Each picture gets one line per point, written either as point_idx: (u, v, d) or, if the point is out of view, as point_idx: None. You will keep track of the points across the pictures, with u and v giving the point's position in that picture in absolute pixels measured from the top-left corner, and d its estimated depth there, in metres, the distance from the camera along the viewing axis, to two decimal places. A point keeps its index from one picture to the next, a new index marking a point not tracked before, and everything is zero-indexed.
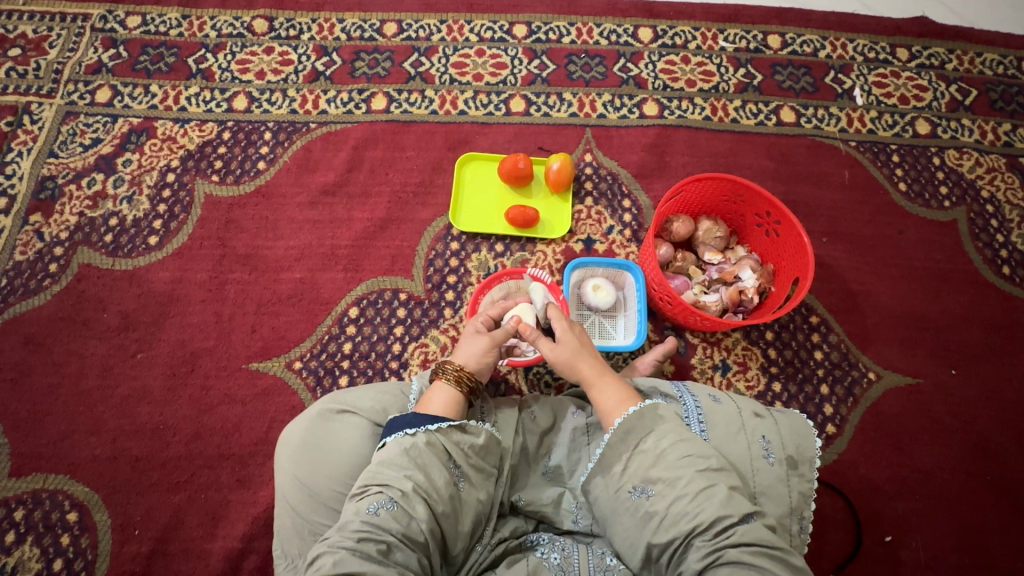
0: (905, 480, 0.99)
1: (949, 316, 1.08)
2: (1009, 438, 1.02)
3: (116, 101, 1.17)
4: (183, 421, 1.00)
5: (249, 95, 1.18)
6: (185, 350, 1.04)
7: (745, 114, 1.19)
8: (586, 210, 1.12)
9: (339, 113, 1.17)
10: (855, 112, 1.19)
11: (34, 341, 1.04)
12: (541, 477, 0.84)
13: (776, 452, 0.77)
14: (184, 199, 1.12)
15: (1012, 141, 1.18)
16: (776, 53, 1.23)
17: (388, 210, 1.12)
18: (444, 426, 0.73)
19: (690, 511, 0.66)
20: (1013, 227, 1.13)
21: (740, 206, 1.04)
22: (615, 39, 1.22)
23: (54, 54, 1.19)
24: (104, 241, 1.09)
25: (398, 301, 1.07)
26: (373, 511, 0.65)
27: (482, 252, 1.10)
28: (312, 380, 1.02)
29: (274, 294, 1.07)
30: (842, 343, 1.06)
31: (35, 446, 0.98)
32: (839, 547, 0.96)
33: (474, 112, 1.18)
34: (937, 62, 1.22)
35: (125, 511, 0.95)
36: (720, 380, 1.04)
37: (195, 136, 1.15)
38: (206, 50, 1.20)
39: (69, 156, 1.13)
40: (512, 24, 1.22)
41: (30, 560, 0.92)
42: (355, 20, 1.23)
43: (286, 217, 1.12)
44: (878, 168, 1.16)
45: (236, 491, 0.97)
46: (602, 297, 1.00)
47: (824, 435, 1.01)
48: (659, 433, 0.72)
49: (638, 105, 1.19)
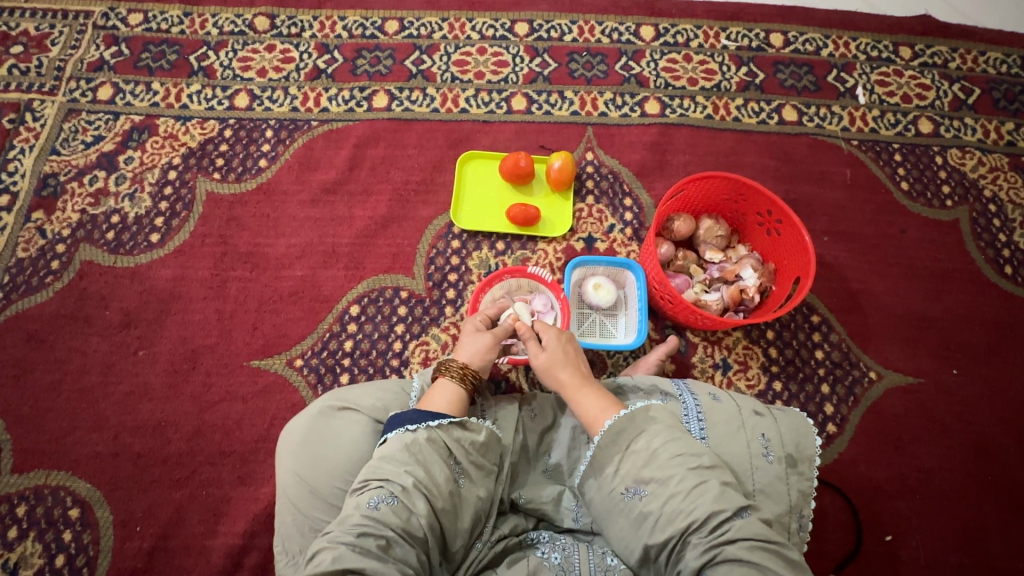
0: (905, 480, 0.99)
1: (950, 316, 1.08)
2: (1009, 437, 1.02)
3: (118, 98, 1.17)
4: (184, 418, 1.01)
5: (251, 93, 1.18)
6: (186, 347, 1.04)
7: (747, 113, 1.19)
8: (587, 208, 1.12)
9: (340, 111, 1.17)
10: (857, 111, 1.19)
11: (36, 338, 1.04)
12: (541, 475, 0.84)
13: (774, 450, 0.77)
14: (185, 197, 1.12)
15: (1015, 140, 1.18)
16: (778, 51, 1.22)
17: (389, 208, 1.12)
18: (445, 422, 0.73)
19: (684, 509, 0.66)
20: (1015, 227, 1.13)
21: (741, 205, 1.04)
22: (616, 38, 1.22)
23: (56, 51, 1.19)
24: (105, 238, 1.09)
25: (398, 299, 1.07)
26: (373, 506, 0.65)
27: (482, 251, 1.10)
28: (313, 377, 1.03)
29: (275, 292, 1.07)
30: (843, 342, 1.06)
31: (36, 443, 0.99)
32: (839, 546, 0.96)
33: (475, 110, 1.18)
34: (940, 60, 1.22)
35: (127, 507, 0.96)
36: (720, 379, 1.04)
37: (196, 134, 1.15)
38: (208, 47, 1.20)
39: (71, 153, 1.14)
40: (513, 22, 1.22)
41: (33, 556, 0.93)
42: (356, 18, 1.22)
43: (287, 215, 1.12)
44: (880, 167, 1.16)
45: (237, 488, 0.97)
46: (602, 296, 1.00)
47: (824, 434, 1.01)
48: (651, 433, 0.72)
49: (639, 104, 1.19)
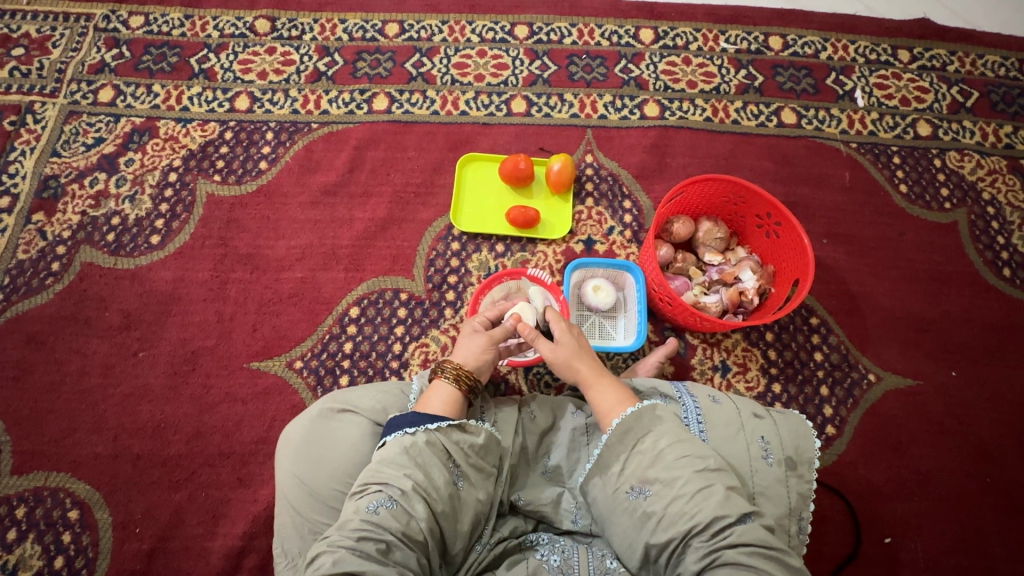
0: (905, 482, 1.00)
1: (949, 318, 1.08)
2: (1008, 439, 1.02)
3: (119, 101, 1.17)
4: (184, 420, 1.01)
5: (251, 95, 1.18)
6: (186, 349, 1.04)
7: (746, 116, 1.19)
8: (586, 210, 1.13)
9: (341, 113, 1.18)
10: (856, 113, 1.19)
11: (36, 340, 1.04)
12: (540, 477, 0.84)
13: (776, 453, 0.77)
14: (185, 199, 1.12)
15: (1013, 143, 1.18)
16: (777, 54, 1.23)
17: (389, 210, 1.13)
18: (444, 425, 0.74)
19: (687, 512, 0.66)
20: (1013, 229, 1.13)
21: (740, 207, 1.05)
22: (616, 40, 1.22)
23: (57, 53, 1.19)
24: (106, 240, 1.09)
25: (398, 301, 1.07)
26: (373, 510, 0.65)
27: (482, 253, 1.10)
28: (313, 379, 1.03)
29: (275, 293, 1.08)
30: (842, 344, 1.07)
31: (37, 444, 0.99)
32: (838, 548, 0.96)
33: (475, 112, 1.18)
34: (938, 63, 1.22)
35: (126, 509, 0.96)
36: (720, 381, 1.04)
37: (197, 136, 1.16)
38: (209, 50, 1.21)
39: (72, 155, 1.14)
40: (513, 25, 1.23)
41: (32, 558, 0.93)
42: (357, 21, 1.23)
43: (288, 217, 1.12)
44: (879, 169, 1.16)
45: (237, 489, 0.97)
46: (602, 298, 1.00)
47: (824, 436, 1.01)
48: (658, 433, 0.73)
49: (639, 106, 1.19)
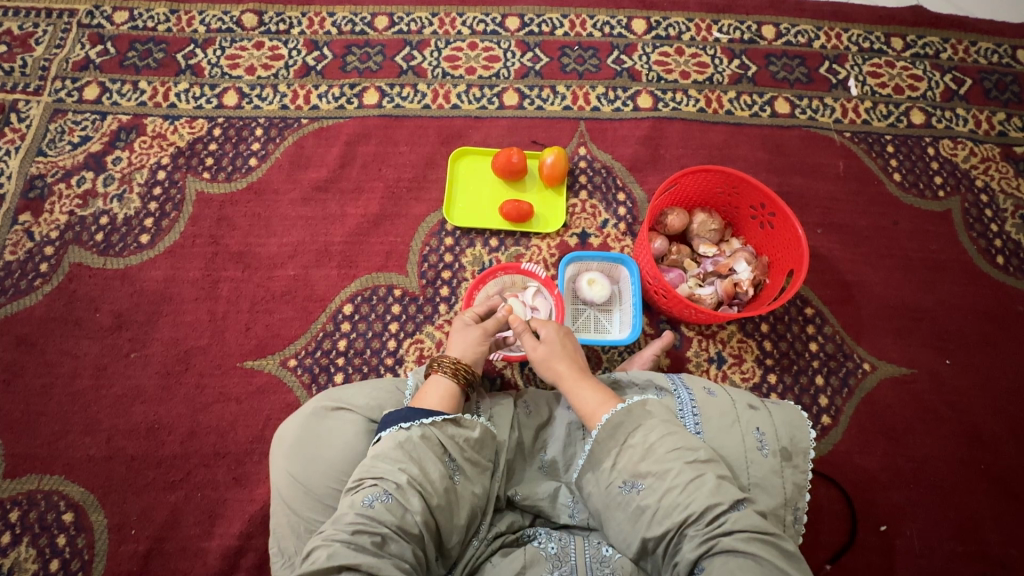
0: (900, 470, 1.00)
1: (944, 306, 1.09)
2: (1001, 425, 1.03)
3: (105, 98, 1.15)
4: (178, 420, 1.00)
5: (239, 91, 1.17)
6: (179, 348, 1.04)
7: (740, 106, 1.19)
8: (580, 204, 1.12)
9: (330, 109, 1.16)
10: (850, 103, 1.19)
11: (25, 342, 1.03)
12: (537, 471, 0.84)
13: (770, 444, 0.77)
14: (175, 197, 1.11)
15: (1007, 130, 1.18)
16: (770, 44, 1.22)
17: (381, 205, 1.12)
18: (438, 419, 0.73)
19: (680, 503, 0.66)
20: (1007, 217, 1.13)
21: (735, 198, 1.04)
22: (608, 31, 1.21)
23: (41, 50, 1.17)
24: (94, 240, 1.08)
25: (392, 297, 1.06)
26: (368, 504, 0.65)
27: (476, 247, 1.09)
28: (308, 378, 1.02)
29: (268, 292, 1.07)
30: (837, 334, 1.07)
31: (29, 447, 0.98)
32: (835, 537, 0.96)
33: (466, 105, 1.17)
34: (932, 51, 1.22)
35: (121, 511, 0.95)
36: (716, 373, 1.04)
37: (185, 133, 1.14)
38: (195, 45, 1.19)
39: (58, 154, 1.12)
40: (504, 16, 1.22)
41: (27, 560, 0.92)
42: (345, 14, 1.21)
43: (279, 214, 1.11)
44: (873, 159, 1.16)
45: (232, 489, 0.97)
46: (597, 291, 1.00)
47: (819, 426, 1.02)
48: (647, 427, 0.72)
49: (632, 97, 1.18)
